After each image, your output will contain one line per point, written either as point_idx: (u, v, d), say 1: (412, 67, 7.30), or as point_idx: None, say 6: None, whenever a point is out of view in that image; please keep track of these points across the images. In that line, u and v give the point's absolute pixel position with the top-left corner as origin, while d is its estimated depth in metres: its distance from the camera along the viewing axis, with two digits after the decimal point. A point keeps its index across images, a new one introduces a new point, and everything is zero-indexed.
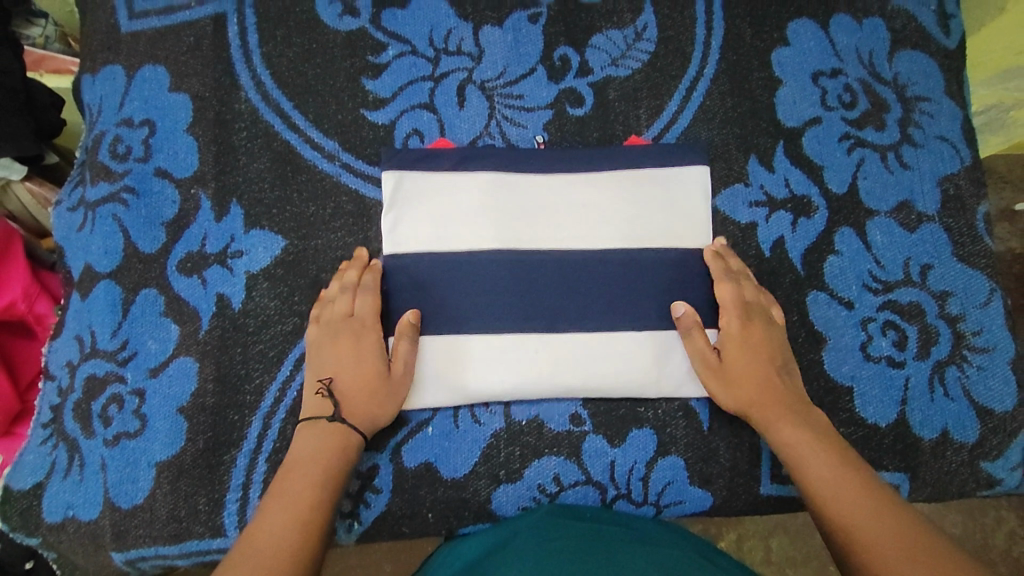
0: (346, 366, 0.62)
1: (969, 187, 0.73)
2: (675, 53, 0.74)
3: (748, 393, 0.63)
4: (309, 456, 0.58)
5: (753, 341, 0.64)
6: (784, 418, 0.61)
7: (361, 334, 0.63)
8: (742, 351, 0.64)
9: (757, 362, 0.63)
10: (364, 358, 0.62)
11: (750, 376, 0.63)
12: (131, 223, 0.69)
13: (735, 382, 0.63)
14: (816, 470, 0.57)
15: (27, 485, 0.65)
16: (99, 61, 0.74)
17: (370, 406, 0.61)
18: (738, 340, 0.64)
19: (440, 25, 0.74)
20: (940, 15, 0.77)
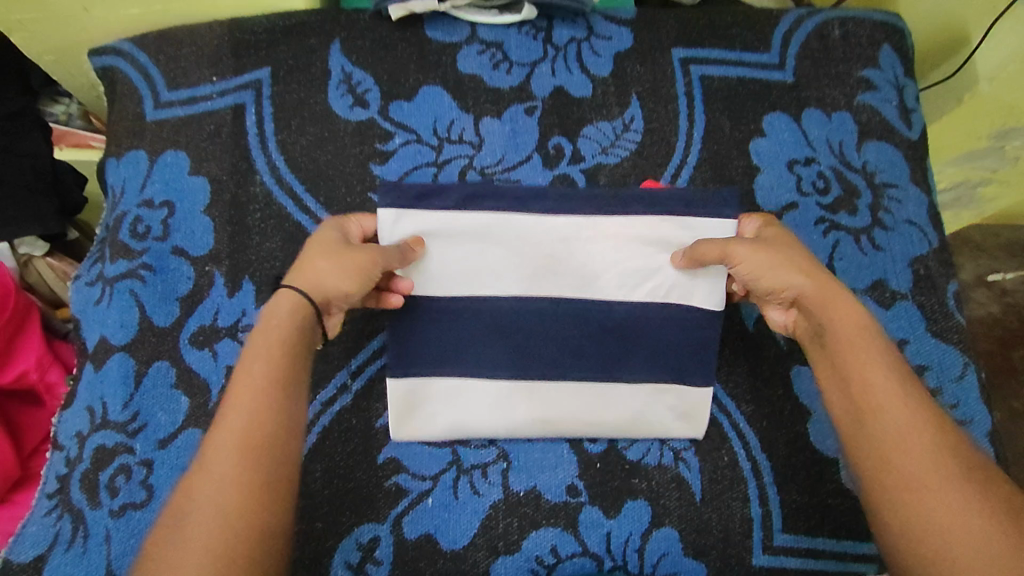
0: (314, 242, 0.61)
1: (938, 267, 0.78)
2: (660, 142, 0.81)
3: (822, 292, 0.60)
4: (264, 339, 0.55)
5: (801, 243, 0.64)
6: (846, 309, 0.59)
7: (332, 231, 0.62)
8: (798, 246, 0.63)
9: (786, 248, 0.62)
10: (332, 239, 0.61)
11: (815, 268, 0.61)
12: (148, 298, 0.73)
13: (798, 262, 0.61)
14: (903, 438, 0.52)
15: (28, 558, 0.65)
16: (125, 146, 0.79)
17: (323, 266, 0.58)
18: (785, 237, 0.64)
19: (443, 116, 0.80)
20: (902, 110, 0.84)
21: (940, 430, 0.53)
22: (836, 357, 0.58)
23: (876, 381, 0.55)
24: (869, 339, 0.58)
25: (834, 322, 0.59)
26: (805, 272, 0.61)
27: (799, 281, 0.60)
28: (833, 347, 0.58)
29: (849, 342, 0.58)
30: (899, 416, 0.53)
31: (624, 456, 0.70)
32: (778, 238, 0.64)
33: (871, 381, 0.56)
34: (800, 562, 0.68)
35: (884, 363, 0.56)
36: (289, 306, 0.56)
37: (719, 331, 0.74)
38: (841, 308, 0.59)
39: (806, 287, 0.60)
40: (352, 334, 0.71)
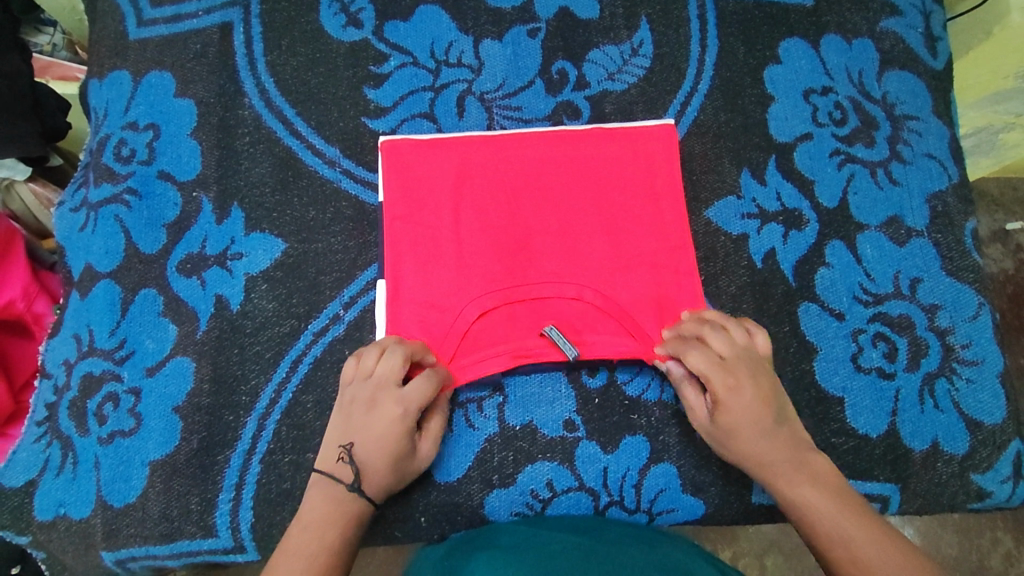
0: (381, 466, 0.57)
1: (958, 204, 0.74)
2: (670, 68, 0.76)
3: (779, 462, 0.58)
4: (317, 502, 0.56)
5: (759, 399, 0.58)
6: (790, 475, 0.57)
7: (404, 441, 0.58)
8: (753, 406, 0.58)
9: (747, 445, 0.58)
10: (401, 464, 0.59)
11: (767, 434, 0.58)
12: (133, 225, 0.70)
13: (755, 435, 0.58)
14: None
15: (19, 482, 0.65)
16: (107, 67, 0.76)
17: (380, 472, 0.58)
18: (747, 402, 0.58)
19: (442, 38, 0.76)
20: (928, 37, 0.79)
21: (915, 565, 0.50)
22: (813, 533, 0.54)
23: (852, 538, 0.52)
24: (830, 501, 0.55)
25: (800, 495, 0.56)
26: (765, 443, 0.58)
27: (759, 453, 0.58)
28: (806, 522, 0.55)
29: (821, 511, 0.55)
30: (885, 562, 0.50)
31: (624, 392, 0.67)
32: (735, 411, 0.58)
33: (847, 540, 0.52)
34: None
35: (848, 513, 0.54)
36: (325, 502, 0.56)
37: (725, 266, 0.71)
38: (792, 476, 0.57)
39: (760, 464, 0.58)
40: (346, 262, 0.70)
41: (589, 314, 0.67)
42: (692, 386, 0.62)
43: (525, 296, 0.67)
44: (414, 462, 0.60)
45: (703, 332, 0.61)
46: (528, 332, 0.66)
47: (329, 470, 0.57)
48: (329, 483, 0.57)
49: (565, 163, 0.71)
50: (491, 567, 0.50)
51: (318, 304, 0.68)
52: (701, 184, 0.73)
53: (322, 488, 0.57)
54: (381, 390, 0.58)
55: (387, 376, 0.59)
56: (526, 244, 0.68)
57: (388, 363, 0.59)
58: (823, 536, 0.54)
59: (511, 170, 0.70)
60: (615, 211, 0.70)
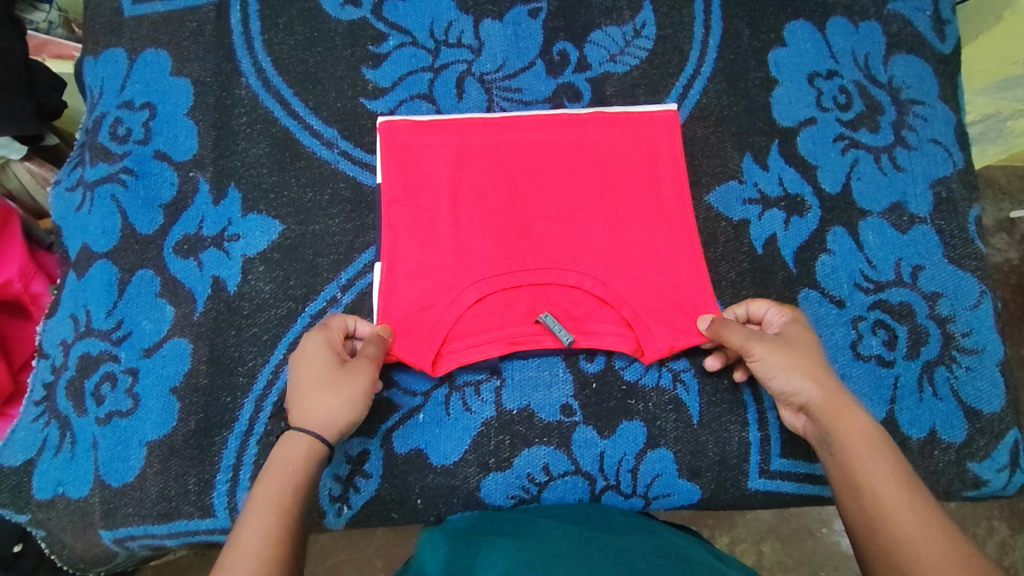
0: (308, 394, 0.56)
1: (962, 190, 0.74)
2: (673, 50, 0.75)
3: (838, 403, 0.56)
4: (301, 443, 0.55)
5: (821, 346, 0.60)
6: (851, 412, 0.55)
7: (318, 364, 0.58)
8: (813, 344, 0.59)
9: (810, 368, 0.57)
10: (324, 383, 0.57)
11: (830, 377, 0.57)
12: (129, 205, 0.70)
13: (813, 366, 0.57)
14: (917, 545, 0.46)
15: (17, 462, 0.66)
16: (102, 44, 0.75)
17: (314, 395, 0.56)
18: (808, 337, 0.59)
19: (441, 17, 0.75)
20: (936, 20, 0.78)
21: (948, 532, 0.47)
22: (851, 469, 0.53)
23: (889, 492, 0.50)
24: (883, 453, 0.53)
25: (850, 435, 0.54)
26: (823, 376, 0.57)
27: (822, 385, 0.56)
28: (844, 453, 0.54)
29: (866, 458, 0.53)
30: (916, 523, 0.48)
31: (622, 377, 0.67)
32: (795, 339, 0.59)
33: (884, 491, 0.50)
34: (797, 486, 0.67)
35: (896, 471, 0.52)
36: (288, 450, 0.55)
37: (726, 252, 0.70)
38: (848, 419, 0.55)
39: (815, 397, 0.56)
40: (343, 245, 0.69)
41: (586, 301, 0.67)
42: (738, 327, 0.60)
43: (522, 282, 0.67)
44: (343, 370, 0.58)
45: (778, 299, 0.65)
46: (524, 319, 0.66)
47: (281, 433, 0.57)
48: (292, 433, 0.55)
49: (566, 148, 0.70)
50: (509, 546, 0.51)
51: (315, 286, 0.68)
52: (702, 168, 0.73)
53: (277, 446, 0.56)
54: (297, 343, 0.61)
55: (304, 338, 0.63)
56: (525, 230, 0.68)
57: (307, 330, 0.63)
58: (858, 473, 0.52)
59: (511, 155, 0.69)
60: (615, 197, 0.69)
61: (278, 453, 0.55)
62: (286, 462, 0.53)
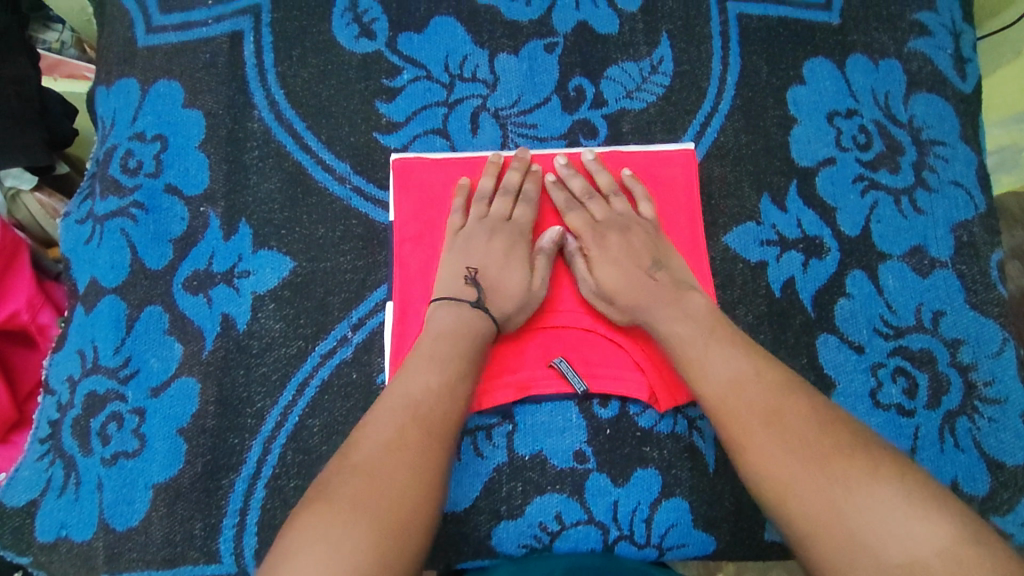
0: (497, 285, 0.63)
1: (984, 234, 0.72)
2: (690, 87, 0.74)
3: (660, 306, 0.61)
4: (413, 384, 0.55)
5: (629, 252, 0.65)
6: (665, 317, 0.61)
7: (518, 271, 0.64)
8: (624, 249, 0.65)
9: (629, 276, 0.63)
10: (517, 299, 0.63)
11: (640, 278, 0.63)
12: (139, 239, 0.69)
13: (629, 277, 0.63)
14: (748, 434, 0.52)
15: (21, 502, 0.65)
16: (114, 74, 0.74)
17: (500, 289, 0.62)
18: (622, 246, 0.65)
19: (456, 51, 0.74)
20: (957, 59, 0.77)
21: (776, 423, 0.52)
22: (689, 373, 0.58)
23: (719, 386, 0.55)
24: (704, 350, 0.58)
25: (676, 336, 0.60)
26: (643, 291, 0.63)
27: (646, 300, 0.62)
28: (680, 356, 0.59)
29: (695, 363, 0.57)
30: (748, 427, 0.52)
31: (636, 424, 0.66)
32: (608, 257, 0.65)
33: (714, 384, 0.56)
34: None
35: (731, 367, 0.56)
36: (450, 317, 0.60)
37: (743, 295, 0.69)
38: (667, 315, 0.61)
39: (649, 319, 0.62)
40: (354, 283, 0.68)
41: (599, 344, 0.66)
42: (581, 257, 0.66)
43: (533, 324, 0.66)
44: (532, 292, 0.64)
45: (588, 193, 0.68)
46: (536, 362, 0.65)
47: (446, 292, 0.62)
48: (455, 302, 0.61)
49: (580, 188, 0.69)
50: None
51: (326, 325, 0.67)
52: (719, 209, 0.71)
53: (449, 308, 0.60)
54: (471, 233, 0.66)
55: (501, 212, 0.67)
56: None
57: (503, 199, 0.67)
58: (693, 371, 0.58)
59: (524, 196, 0.69)
60: None
61: (443, 312, 0.60)
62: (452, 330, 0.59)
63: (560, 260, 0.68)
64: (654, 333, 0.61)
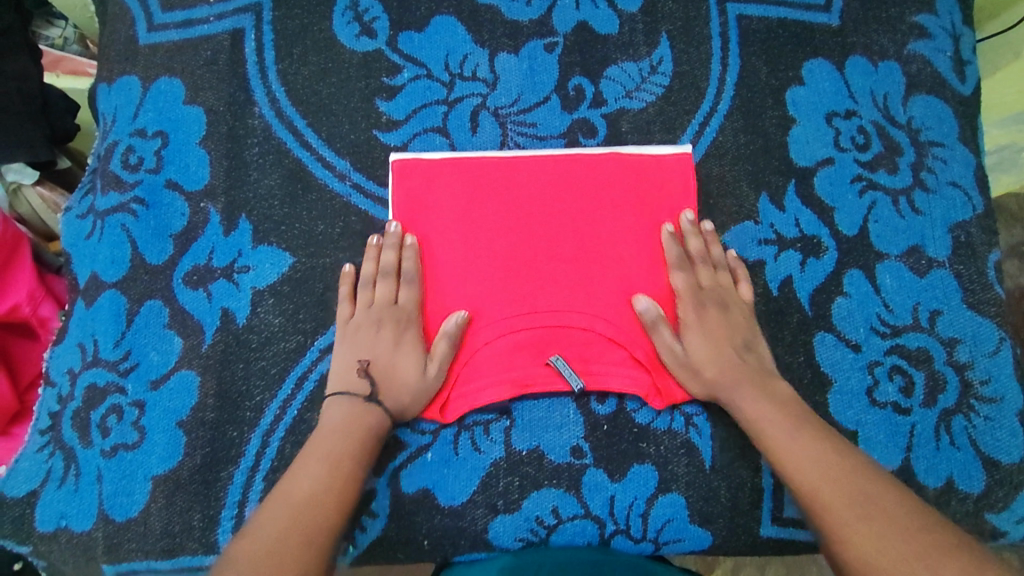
0: (388, 379, 0.62)
1: (981, 234, 0.73)
2: (689, 87, 0.75)
3: (749, 387, 0.61)
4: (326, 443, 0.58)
5: (727, 327, 0.64)
6: (750, 395, 0.61)
7: (411, 362, 0.63)
8: (723, 326, 0.64)
9: (717, 348, 0.63)
10: (413, 391, 0.62)
11: (728, 361, 0.63)
12: (140, 234, 0.69)
13: (719, 352, 0.63)
14: (829, 509, 0.52)
15: (21, 493, 0.65)
16: (116, 71, 0.75)
17: (391, 385, 0.62)
18: (716, 321, 0.64)
19: (456, 50, 0.74)
20: (955, 61, 0.77)
21: (863, 503, 0.51)
22: (767, 447, 0.58)
23: (801, 459, 0.56)
24: (794, 433, 0.57)
25: (763, 419, 0.59)
26: (731, 368, 0.62)
27: (729, 376, 0.62)
28: (760, 434, 0.59)
29: (787, 444, 0.57)
30: (840, 507, 0.51)
31: (633, 420, 0.66)
32: (705, 331, 0.64)
33: (796, 459, 0.56)
34: (809, 534, 0.65)
35: (812, 446, 0.56)
36: (341, 413, 0.60)
37: None
38: (751, 399, 0.61)
39: (723, 389, 0.62)
40: None
41: (598, 342, 0.66)
42: (668, 328, 0.64)
43: (531, 323, 0.66)
44: (425, 380, 0.63)
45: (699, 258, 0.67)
46: (533, 360, 0.65)
47: (334, 390, 0.62)
48: (345, 401, 0.61)
49: (577, 188, 0.69)
50: None
51: (325, 320, 0.67)
52: (718, 208, 0.72)
53: (341, 404, 0.61)
54: (359, 325, 0.64)
55: (385, 298, 0.65)
56: (535, 272, 0.67)
57: (383, 283, 0.65)
58: (772, 446, 0.58)
59: (522, 195, 0.69)
60: (628, 239, 0.68)
61: (328, 415, 0.60)
62: (342, 428, 0.59)
63: (612, 246, 0.68)
64: (738, 412, 0.61)
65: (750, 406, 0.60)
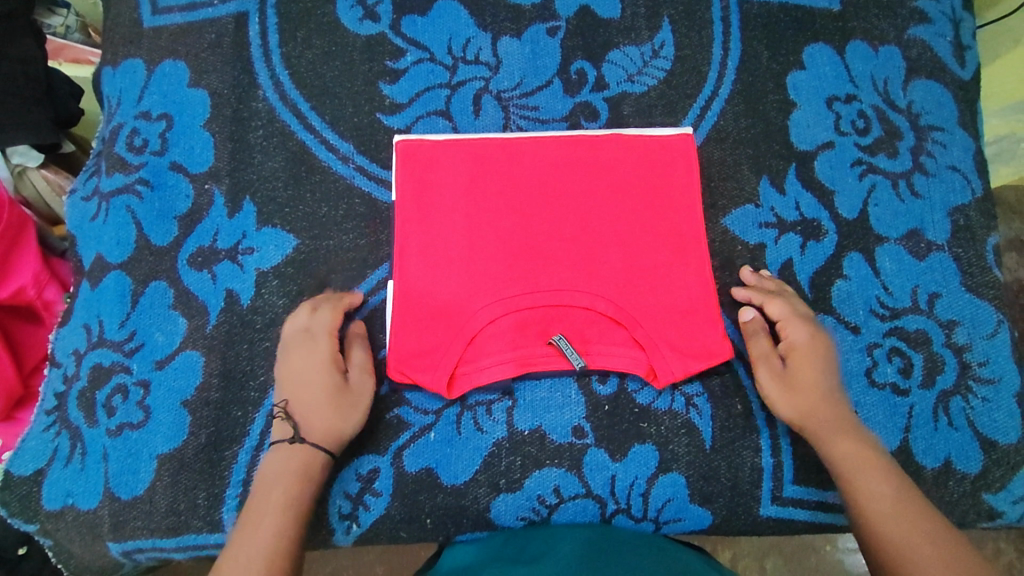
0: (313, 406, 0.61)
1: (980, 218, 0.73)
2: (691, 71, 0.75)
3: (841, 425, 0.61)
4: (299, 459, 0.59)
5: (825, 362, 0.65)
6: (843, 434, 0.60)
7: (325, 375, 0.62)
8: (826, 367, 0.64)
9: (819, 378, 0.63)
10: (333, 400, 0.61)
11: (829, 396, 0.62)
12: (144, 216, 0.70)
13: (821, 387, 0.63)
14: (909, 551, 0.51)
15: (28, 471, 0.66)
16: (120, 54, 0.75)
17: (314, 408, 0.61)
18: (817, 351, 0.65)
19: (459, 34, 0.75)
20: (956, 46, 0.78)
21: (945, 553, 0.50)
22: (845, 482, 0.58)
23: (881, 501, 0.55)
24: (880, 475, 0.57)
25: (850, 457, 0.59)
26: (827, 399, 0.62)
27: (824, 407, 0.62)
28: (838, 470, 0.58)
29: (868, 481, 0.56)
30: (922, 554, 0.51)
31: (634, 400, 0.67)
32: (806, 363, 0.64)
33: (876, 499, 0.55)
34: (808, 513, 0.66)
35: (891, 490, 0.56)
36: (283, 461, 0.59)
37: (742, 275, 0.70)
38: (844, 436, 0.60)
39: (812, 422, 0.61)
40: (357, 261, 0.69)
41: (599, 322, 0.67)
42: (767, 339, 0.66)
43: (534, 303, 0.66)
44: (349, 390, 0.62)
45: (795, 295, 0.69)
46: (535, 340, 0.66)
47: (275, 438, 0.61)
48: (281, 446, 0.60)
49: (580, 169, 0.70)
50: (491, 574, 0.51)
51: None
52: (719, 190, 0.72)
53: (281, 453, 0.59)
54: (279, 362, 0.64)
55: (295, 328, 0.64)
56: (538, 252, 0.67)
57: (294, 317, 0.65)
58: (852, 481, 0.57)
59: (526, 177, 0.69)
60: (630, 220, 0.68)
61: (272, 465, 0.59)
62: (292, 471, 0.58)
63: (615, 227, 0.68)
64: (824, 446, 0.60)
65: (845, 444, 0.59)
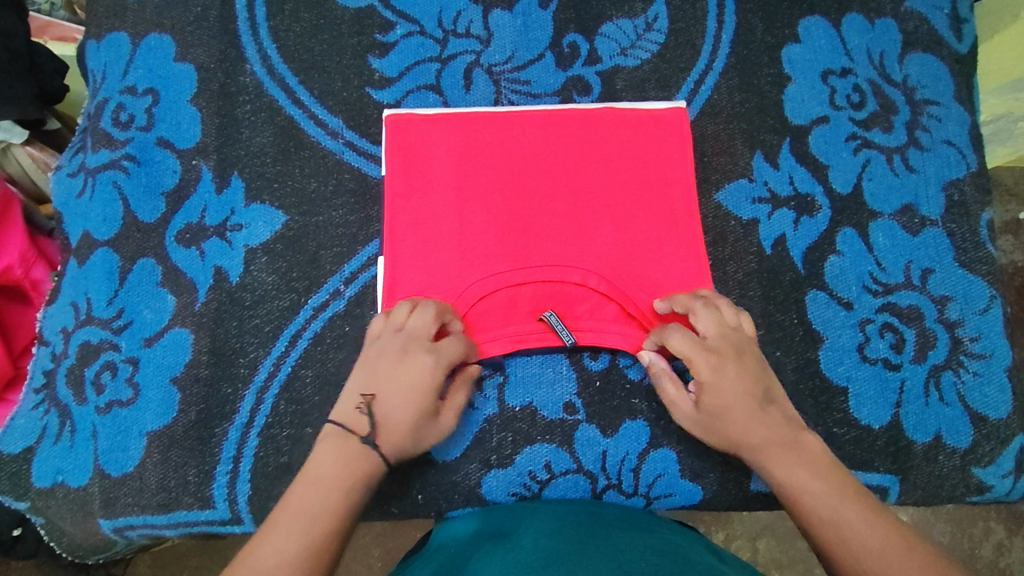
0: (399, 424, 0.55)
1: (974, 193, 0.73)
2: (685, 45, 0.74)
3: (775, 444, 0.56)
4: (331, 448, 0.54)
5: (741, 391, 0.57)
6: (783, 459, 0.55)
7: (421, 399, 0.55)
8: (743, 387, 0.57)
9: (737, 413, 0.57)
10: (421, 427, 0.56)
11: (755, 423, 0.56)
12: (131, 192, 0.69)
13: (746, 420, 0.56)
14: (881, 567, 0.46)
15: (17, 449, 0.66)
16: (104, 28, 0.73)
17: (404, 426, 0.55)
18: (730, 387, 0.57)
19: (449, 6, 0.73)
20: (953, 19, 0.77)
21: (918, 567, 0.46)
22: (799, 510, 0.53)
23: (838, 520, 0.50)
24: (834, 494, 0.52)
25: (798, 482, 0.54)
26: (753, 424, 0.56)
27: (749, 434, 0.56)
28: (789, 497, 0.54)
29: (821, 502, 0.52)
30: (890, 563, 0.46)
31: (626, 376, 0.67)
32: (723, 395, 0.57)
33: (835, 518, 0.50)
34: None
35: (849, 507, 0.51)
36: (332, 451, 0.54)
37: (734, 251, 0.70)
38: (786, 461, 0.55)
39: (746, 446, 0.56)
40: (347, 237, 0.68)
41: (590, 298, 0.66)
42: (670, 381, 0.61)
43: (525, 279, 0.66)
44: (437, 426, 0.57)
45: (694, 308, 0.61)
46: (526, 317, 0.66)
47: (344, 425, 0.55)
48: (343, 436, 0.54)
49: (572, 145, 0.70)
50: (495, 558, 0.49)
51: (318, 279, 0.67)
52: (712, 165, 0.71)
53: (335, 441, 0.54)
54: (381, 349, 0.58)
55: (419, 328, 0.59)
56: (529, 227, 0.67)
57: (421, 316, 0.59)
58: (807, 512, 0.52)
59: (517, 152, 0.69)
60: (622, 196, 0.69)
61: (331, 445, 0.54)
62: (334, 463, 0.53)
63: (606, 202, 0.68)
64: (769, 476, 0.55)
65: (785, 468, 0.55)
